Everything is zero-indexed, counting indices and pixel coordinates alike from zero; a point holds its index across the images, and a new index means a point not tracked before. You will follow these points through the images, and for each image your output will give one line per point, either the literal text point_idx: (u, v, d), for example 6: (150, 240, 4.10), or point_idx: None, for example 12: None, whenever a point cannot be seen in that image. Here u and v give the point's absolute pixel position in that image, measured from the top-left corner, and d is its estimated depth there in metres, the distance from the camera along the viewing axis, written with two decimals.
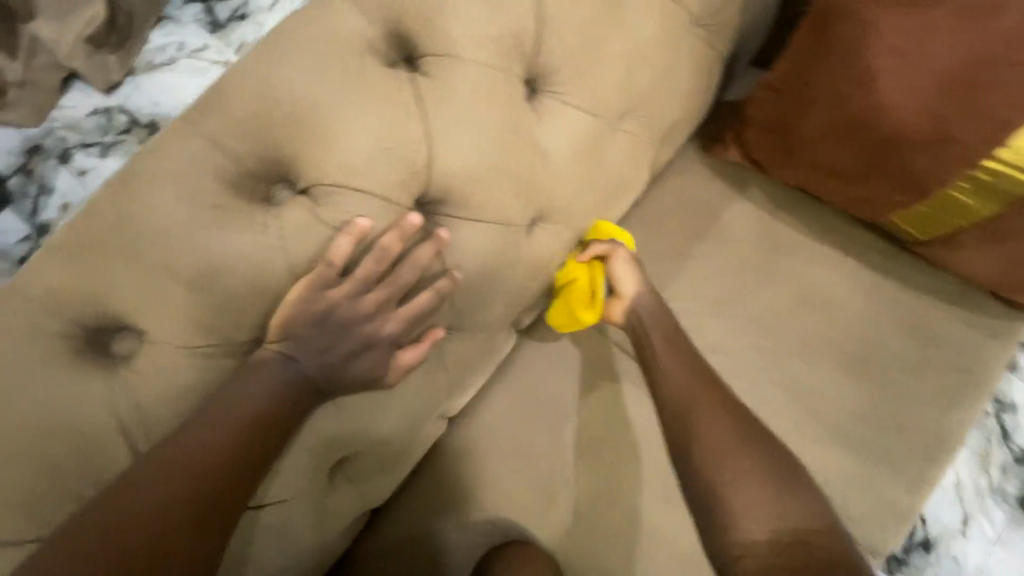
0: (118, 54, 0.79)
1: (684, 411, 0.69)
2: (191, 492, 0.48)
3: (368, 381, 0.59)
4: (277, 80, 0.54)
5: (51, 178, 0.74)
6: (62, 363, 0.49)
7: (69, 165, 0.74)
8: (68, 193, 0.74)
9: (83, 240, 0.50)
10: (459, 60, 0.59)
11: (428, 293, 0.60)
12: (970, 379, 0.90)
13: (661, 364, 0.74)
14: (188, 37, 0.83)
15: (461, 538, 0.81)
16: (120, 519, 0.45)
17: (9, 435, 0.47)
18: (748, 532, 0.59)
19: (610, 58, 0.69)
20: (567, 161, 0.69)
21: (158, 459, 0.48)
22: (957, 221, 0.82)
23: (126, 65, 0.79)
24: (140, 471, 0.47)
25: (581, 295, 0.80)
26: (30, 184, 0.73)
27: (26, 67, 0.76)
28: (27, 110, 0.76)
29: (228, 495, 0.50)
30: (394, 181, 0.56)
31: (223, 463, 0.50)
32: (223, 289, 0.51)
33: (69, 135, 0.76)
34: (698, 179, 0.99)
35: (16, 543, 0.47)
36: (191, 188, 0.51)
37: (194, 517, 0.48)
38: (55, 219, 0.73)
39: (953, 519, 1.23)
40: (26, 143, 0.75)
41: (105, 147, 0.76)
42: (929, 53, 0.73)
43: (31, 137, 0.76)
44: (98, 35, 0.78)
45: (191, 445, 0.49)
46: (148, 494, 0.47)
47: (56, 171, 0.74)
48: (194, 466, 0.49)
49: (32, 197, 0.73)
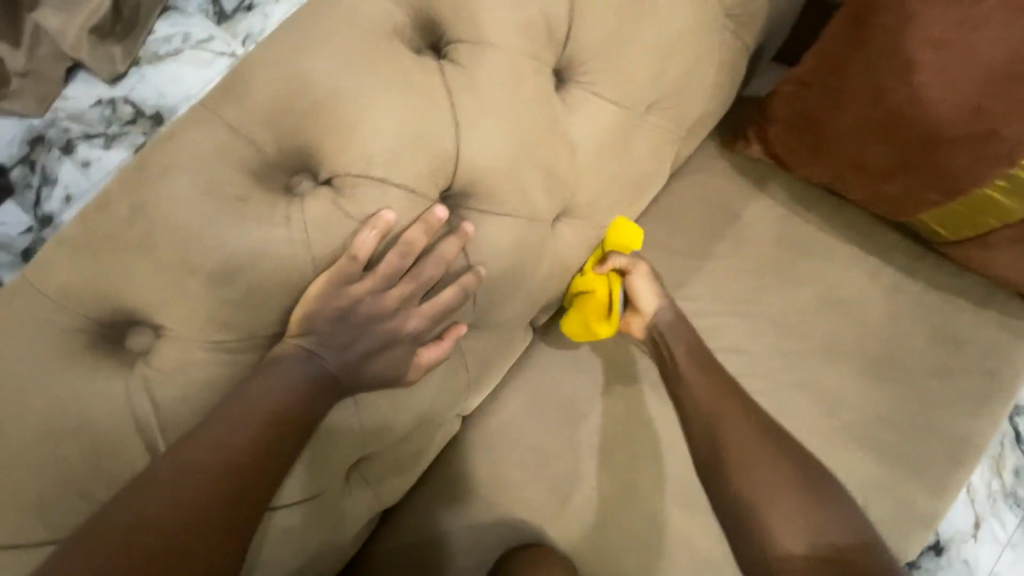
0: (124, 44, 0.74)
1: (712, 425, 0.68)
2: (211, 494, 0.46)
3: (391, 378, 0.57)
4: (300, 64, 0.51)
5: (54, 169, 0.69)
6: (75, 359, 0.47)
7: (73, 156, 0.70)
8: (70, 185, 0.69)
9: (94, 230, 0.47)
10: (488, 46, 0.57)
11: (453, 289, 0.58)
12: (995, 383, 0.88)
13: (683, 365, 0.74)
14: (195, 28, 0.77)
15: (476, 539, 0.79)
16: (137, 521, 0.44)
17: (22, 433, 0.45)
18: (785, 547, 0.60)
19: (640, 47, 0.67)
20: (592, 154, 0.68)
21: (178, 457, 0.46)
22: (988, 220, 0.80)
23: (131, 56, 0.74)
24: (159, 470, 0.46)
25: (597, 306, 0.79)
26: (33, 175, 0.70)
27: (28, 57, 0.71)
28: (28, 100, 0.70)
29: (250, 496, 0.48)
30: (421, 172, 0.54)
31: (244, 463, 0.48)
32: (242, 283, 0.49)
33: (72, 126, 0.71)
34: (719, 175, 0.97)
35: (37, 544, 0.46)
36: (209, 176, 0.48)
37: (215, 520, 0.46)
38: (58, 211, 0.69)
39: (965, 522, 1.21)
40: (29, 134, 0.71)
41: (109, 139, 0.71)
42: (973, 46, 0.71)
43: (34, 128, 0.71)
44: (103, 23, 0.72)
45: (212, 443, 0.47)
46: (167, 495, 0.45)
47: (59, 162, 0.69)
48: (214, 465, 0.47)
49: (34, 188, 0.70)
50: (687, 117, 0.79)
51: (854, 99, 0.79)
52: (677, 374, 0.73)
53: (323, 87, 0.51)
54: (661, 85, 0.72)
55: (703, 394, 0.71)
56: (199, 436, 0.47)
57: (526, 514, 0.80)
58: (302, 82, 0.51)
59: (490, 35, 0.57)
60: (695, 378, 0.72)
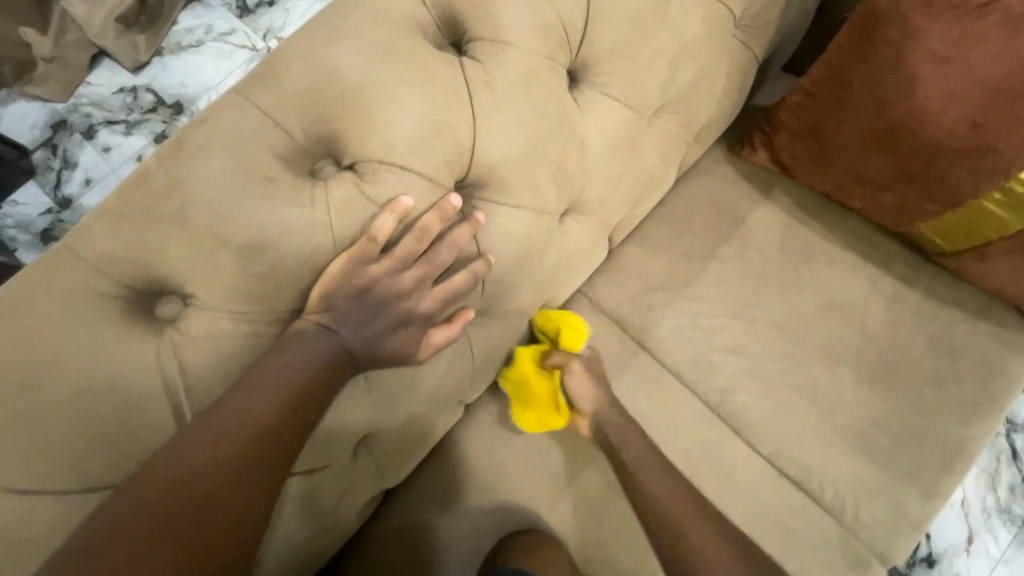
0: (146, 34, 1.03)
1: (660, 501, 0.74)
2: (242, 455, 0.50)
3: (401, 357, 0.60)
4: (329, 55, 0.54)
5: (75, 154, 1.02)
6: (110, 322, 0.50)
7: (94, 141, 1.02)
8: (88, 169, 1.01)
9: (130, 204, 0.50)
10: (506, 46, 0.60)
11: (464, 274, 0.61)
12: (990, 393, 0.90)
13: (635, 459, 0.78)
14: (215, 22, 1.08)
15: (477, 523, 0.82)
16: (177, 475, 0.47)
17: (57, 390, 0.48)
18: None
19: (653, 52, 0.69)
20: (602, 153, 0.71)
21: (212, 421, 0.50)
22: (986, 233, 0.82)
23: (153, 45, 1.04)
24: (194, 431, 0.49)
25: (545, 401, 0.83)
26: (55, 160, 1.01)
27: (55, 43, 1.00)
28: (53, 85, 1.01)
29: (273, 460, 0.51)
30: (439, 161, 0.57)
31: (269, 428, 0.51)
32: (269, 259, 0.52)
33: (95, 113, 1.03)
34: (725, 180, 0.99)
35: (84, 494, 0.50)
36: (239, 157, 0.52)
37: (245, 478, 0.49)
38: (75, 193, 1.01)
39: (958, 536, 1.23)
40: (54, 118, 1.02)
41: (130, 126, 1.03)
42: (973, 61, 0.73)
43: (58, 112, 1.02)
44: (130, 16, 1.01)
45: (242, 408, 0.50)
46: (203, 453, 0.49)
47: (80, 147, 1.02)
48: (244, 428, 0.50)
49: (55, 170, 1.01)
50: (694, 123, 0.82)
51: (857, 111, 0.81)
52: (631, 472, 0.77)
53: (350, 78, 0.54)
54: (671, 89, 0.74)
55: (703, 573, 0.68)
56: (230, 400, 0.50)
57: (526, 502, 0.83)
58: (331, 72, 0.54)
59: (508, 35, 0.60)
60: (650, 482, 0.76)
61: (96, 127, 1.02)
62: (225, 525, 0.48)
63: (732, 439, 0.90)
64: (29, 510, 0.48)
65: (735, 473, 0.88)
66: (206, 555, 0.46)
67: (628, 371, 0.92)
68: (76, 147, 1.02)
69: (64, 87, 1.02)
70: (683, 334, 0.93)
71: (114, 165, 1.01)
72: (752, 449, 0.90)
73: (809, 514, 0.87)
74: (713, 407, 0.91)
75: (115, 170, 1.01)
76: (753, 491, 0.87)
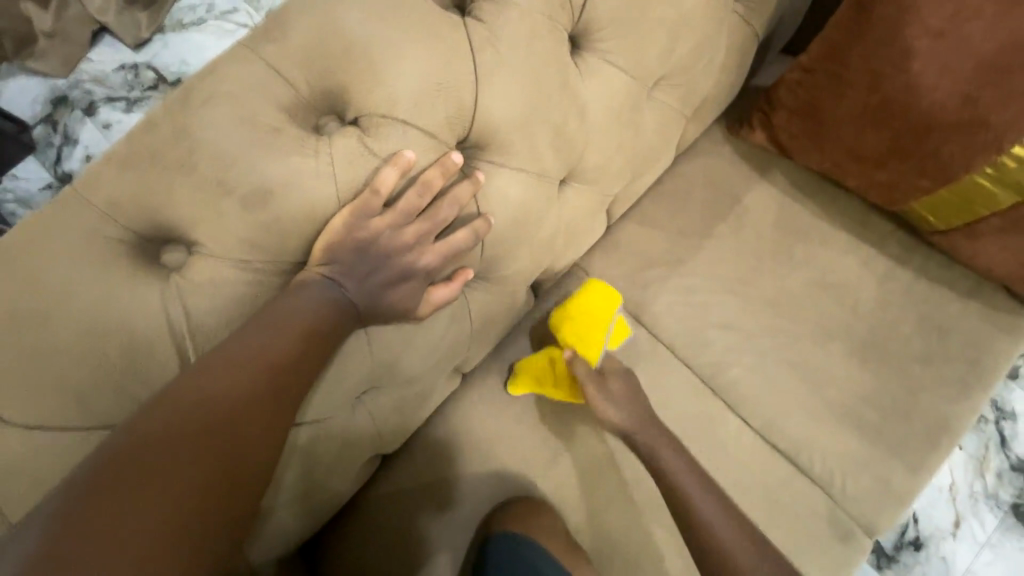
0: (148, 13, 1.05)
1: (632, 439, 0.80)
2: (257, 389, 0.51)
3: (400, 312, 0.61)
4: (335, 11, 0.55)
5: (75, 130, 1.01)
6: (117, 267, 0.51)
7: (94, 118, 1.01)
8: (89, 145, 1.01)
9: (137, 153, 0.51)
10: (509, 6, 0.60)
11: (465, 231, 0.62)
12: (978, 370, 0.92)
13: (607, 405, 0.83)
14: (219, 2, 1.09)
15: (471, 487, 0.84)
16: (192, 403, 0.48)
17: (65, 331, 0.49)
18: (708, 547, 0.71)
19: (653, 18, 0.70)
20: (601, 119, 0.72)
21: (223, 358, 0.51)
22: (977, 210, 0.84)
23: (154, 22, 1.06)
24: (206, 367, 0.50)
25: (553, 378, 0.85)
26: (56, 135, 1.01)
27: (56, 19, 1.03)
28: (53, 62, 1.03)
29: (284, 397, 0.53)
30: (441, 119, 0.58)
31: (280, 366, 0.53)
32: (275, 210, 0.53)
33: (95, 90, 1.02)
34: (723, 158, 1.01)
35: (97, 430, 0.52)
36: (245, 107, 0.52)
37: (258, 409, 0.51)
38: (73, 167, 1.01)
39: (944, 520, 1.25)
40: (56, 95, 1.02)
41: (131, 103, 1.02)
42: (969, 34, 0.73)
43: (60, 89, 1.03)
44: None
45: (253, 347, 0.52)
46: (220, 383, 0.50)
47: (81, 124, 1.01)
48: (256, 364, 0.51)
49: (56, 146, 1.01)
50: (693, 96, 0.83)
51: (854, 88, 0.82)
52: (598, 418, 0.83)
53: (354, 33, 0.55)
54: (671, 59, 0.75)
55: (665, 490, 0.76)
56: (239, 340, 0.52)
57: (520, 469, 0.85)
58: (335, 28, 0.55)
59: None
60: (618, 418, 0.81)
61: (95, 104, 1.00)
62: (243, 454, 0.49)
63: (725, 413, 0.91)
64: (42, 443, 0.50)
65: (726, 445, 0.90)
66: (231, 472, 0.47)
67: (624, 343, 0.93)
68: (76, 123, 1.01)
69: (64, 62, 1.04)
70: (677, 310, 0.94)
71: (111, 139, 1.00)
72: (744, 422, 0.92)
73: (797, 486, 0.89)
74: (707, 381, 0.93)
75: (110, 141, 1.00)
76: (744, 463, 0.89)
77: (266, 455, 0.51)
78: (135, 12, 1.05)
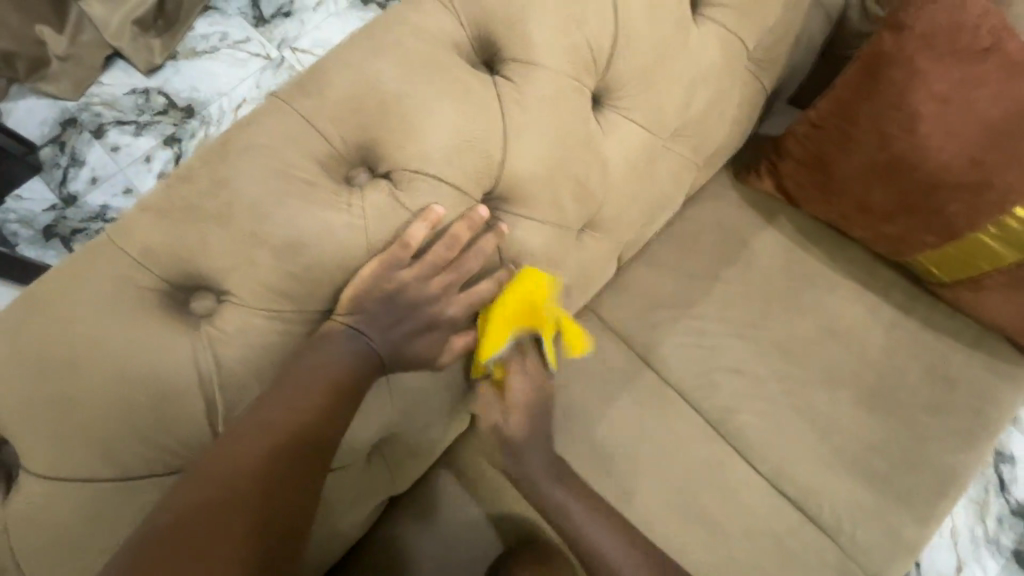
0: (161, 40, 1.25)
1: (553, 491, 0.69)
2: (288, 443, 0.50)
3: (425, 361, 0.61)
4: (371, 68, 0.57)
5: (84, 151, 1.20)
6: (151, 316, 0.51)
7: (103, 140, 1.21)
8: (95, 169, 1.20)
9: (172, 203, 0.52)
10: (537, 67, 0.62)
11: (489, 281, 0.62)
12: (982, 419, 0.93)
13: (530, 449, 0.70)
14: (230, 29, 1.30)
15: (482, 530, 0.83)
16: (229, 460, 0.48)
17: (92, 378, 0.49)
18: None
19: (672, 77, 0.72)
20: (621, 171, 0.74)
21: (256, 414, 0.50)
22: (981, 264, 0.86)
23: (166, 49, 1.25)
24: (240, 424, 0.50)
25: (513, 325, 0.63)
26: (64, 156, 1.19)
27: (70, 40, 1.20)
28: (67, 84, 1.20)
29: (317, 448, 0.52)
30: (470, 173, 0.59)
31: (314, 419, 0.52)
32: (307, 261, 0.54)
33: (105, 112, 1.22)
34: (733, 204, 1.02)
35: (116, 479, 0.51)
36: (281, 161, 0.54)
37: (289, 463, 0.50)
38: (80, 189, 1.19)
39: (947, 565, 1.24)
40: (65, 116, 1.21)
41: (140, 126, 1.22)
42: (973, 100, 0.78)
43: (70, 112, 1.21)
44: (144, 19, 1.22)
45: (285, 400, 0.51)
46: (259, 438, 0.49)
47: (89, 144, 1.20)
48: (289, 417, 0.51)
49: (63, 167, 1.19)
50: (705, 147, 0.86)
51: (864, 145, 0.85)
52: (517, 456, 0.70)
53: (389, 91, 0.57)
54: (686, 116, 0.78)
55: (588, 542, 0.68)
56: (274, 394, 0.51)
57: (532, 515, 0.83)
58: (372, 86, 0.56)
59: (540, 57, 0.62)
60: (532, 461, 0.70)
61: (106, 127, 1.21)
62: (279, 506, 0.48)
63: (734, 459, 0.91)
64: (63, 491, 0.50)
65: (737, 491, 0.89)
66: (268, 525, 0.47)
67: (634, 386, 0.93)
68: (86, 145, 1.20)
69: (76, 85, 1.21)
70: (687, 352, 0.95)
71: (120, 163, 1.20)
72: (753, 468, 0.91)
73: (807, 534, 0.88)
74: (717, 425, 0.93)
75: (121, 164, 1.20)
76: (754, 509, 0.89)
77: (300, 511, 0.49)
78: (150, 38, 1.24)
